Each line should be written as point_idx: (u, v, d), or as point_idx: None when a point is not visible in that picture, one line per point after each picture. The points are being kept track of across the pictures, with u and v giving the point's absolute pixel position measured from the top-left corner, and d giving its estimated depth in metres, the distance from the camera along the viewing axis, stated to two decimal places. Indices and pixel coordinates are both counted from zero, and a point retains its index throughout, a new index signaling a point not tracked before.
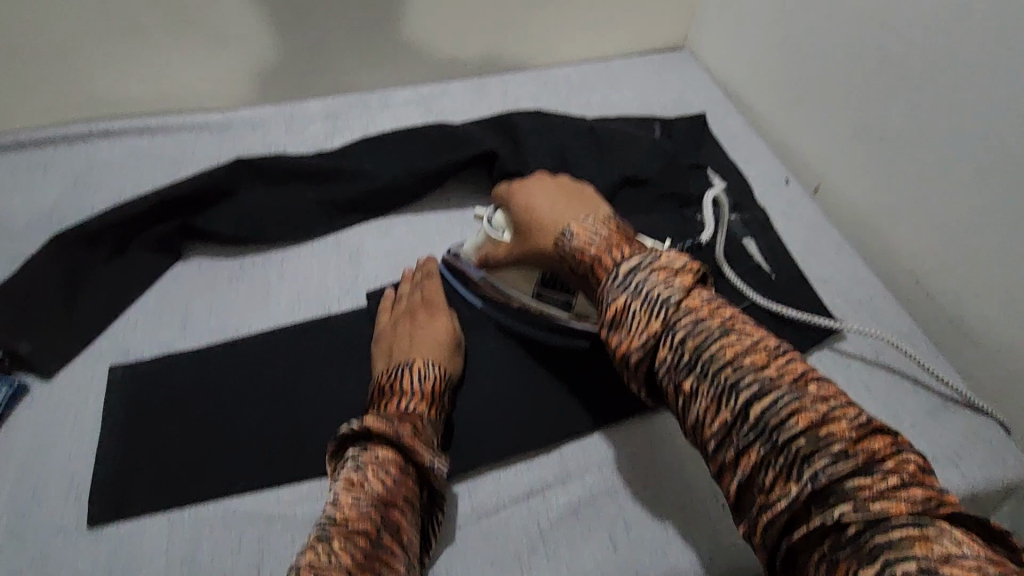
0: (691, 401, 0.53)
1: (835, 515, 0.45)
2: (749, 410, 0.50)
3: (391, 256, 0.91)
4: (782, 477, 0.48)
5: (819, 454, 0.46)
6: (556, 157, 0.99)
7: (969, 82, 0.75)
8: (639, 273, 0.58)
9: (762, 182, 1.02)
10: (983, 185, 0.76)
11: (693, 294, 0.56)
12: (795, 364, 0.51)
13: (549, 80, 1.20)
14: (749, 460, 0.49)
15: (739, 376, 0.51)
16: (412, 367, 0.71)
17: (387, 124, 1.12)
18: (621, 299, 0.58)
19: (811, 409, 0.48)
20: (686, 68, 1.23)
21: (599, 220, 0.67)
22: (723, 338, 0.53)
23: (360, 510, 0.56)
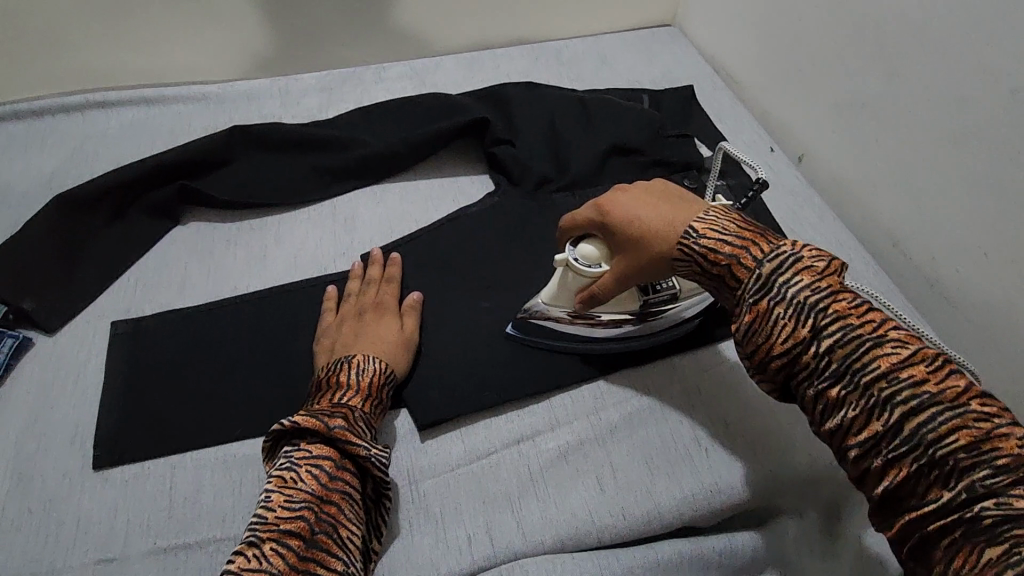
0: (836, 408, 0.52)
1: (978, 514, 0.45)
2: (902, 422, 0.49)
3: (385, 221, 0.93)
4: (935, 485, 0.48)
5: (979, 467, 0.46)
6: (546, 126, 1.01)
7: (943, 45, 0.78)
8: (783, 274, 0.55)
9: (747, 151, 1.05)
10: (954, 146, 0.78)
11: (841, 299, 0.54)
12: (954, 377, 0.50)
13: (540, 54, 1.22)
14: (897, 469, 0.49)
15: (893, 384, 0.50)
16: (350, 362, 0.69)
17: (381, 97, 1.14)
18: (763, 301, 0.55)
19: (973, 425, 0.47)
20: (675, 43, 1.25)
21: (722, 215, 0.62)
22: (875, 348, 0.51)
23: (292, 509, 0.56)
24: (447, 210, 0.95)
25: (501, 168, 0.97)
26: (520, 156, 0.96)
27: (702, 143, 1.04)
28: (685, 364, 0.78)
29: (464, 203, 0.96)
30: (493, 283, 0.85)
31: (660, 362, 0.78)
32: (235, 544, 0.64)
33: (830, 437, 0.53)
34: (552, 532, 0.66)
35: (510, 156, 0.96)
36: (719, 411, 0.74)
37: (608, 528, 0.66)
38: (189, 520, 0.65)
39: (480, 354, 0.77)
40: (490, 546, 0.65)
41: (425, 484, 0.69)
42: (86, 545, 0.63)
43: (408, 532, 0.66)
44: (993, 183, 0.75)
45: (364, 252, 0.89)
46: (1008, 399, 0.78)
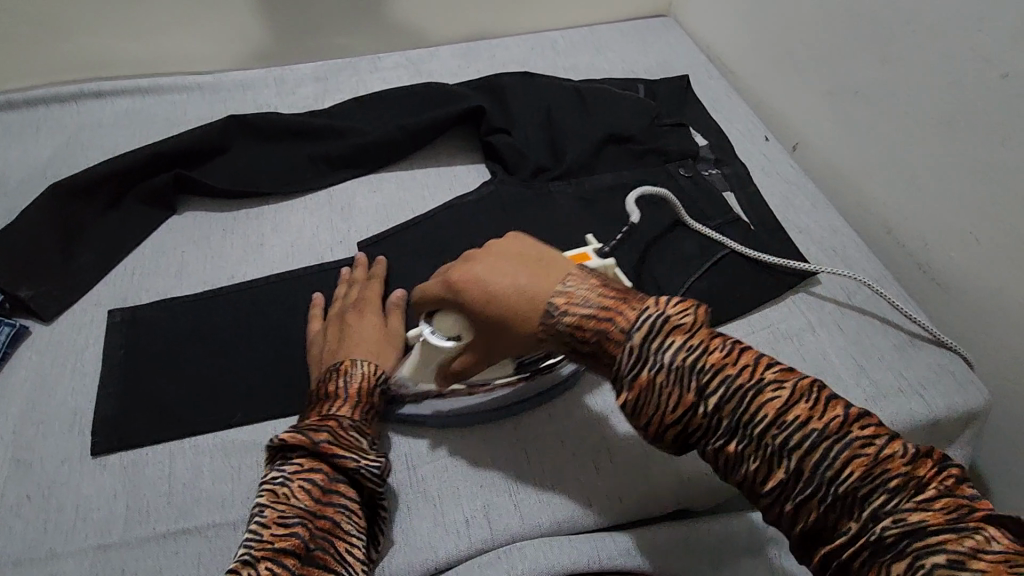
0: (737, 464, 0.47)
1: (880, 535, 0.42)
2: (800, 466, 0.44)
3: (381, 210, 0.93)
4: (844, 517, 0.43)
5: (877, 492, 0.42)
6: (542, 116, 1.01)
7: (936, 32, 0.78)
8: (653, 339, 0.49)
9: (742, 140, 1.05)
10: (947, 132, 0.79)
11: (714, 348, 0.48)
12: (832, 406, 0.45)
13: (536, 44, 1.22)
14: (804, 512, 0.44)
15: (784, 433, 0.45)
16: (338, 368, 0.69)
17: (377, 87, 1.13)
18: (644, 373, 0.49)
19: (862, 452, 0.43)
20: (670, 33, 1.25)
21: (579, 279, 0.54)
22: (758, 395, 0.46)
23: (286, 525, 0.54)
24: (444, 199, 0.95)
25: (497, 157, 0.97)
26: (515, 145, 0.97)
27: (698, 131, 1.04)
28: None
29: (460, 192, 0.96)
30: None
31: None
32: (235, 528, 0.64)
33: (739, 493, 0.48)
34: (549, 514, 0.67)
35: (506, 145, 0.96)
36: None
37: (603, 510, 0.68)
38: (188, 506, 0.65)
39: None
40: (489, 530, 0.65)
41: (423, 469, 0.69)
42: (85, 531, 0.63)
43: (407, 516, 0.66)
44: (985, 170, 0.76)
45: (361, 241, 0.89)
46: (999, 383, 0.80)
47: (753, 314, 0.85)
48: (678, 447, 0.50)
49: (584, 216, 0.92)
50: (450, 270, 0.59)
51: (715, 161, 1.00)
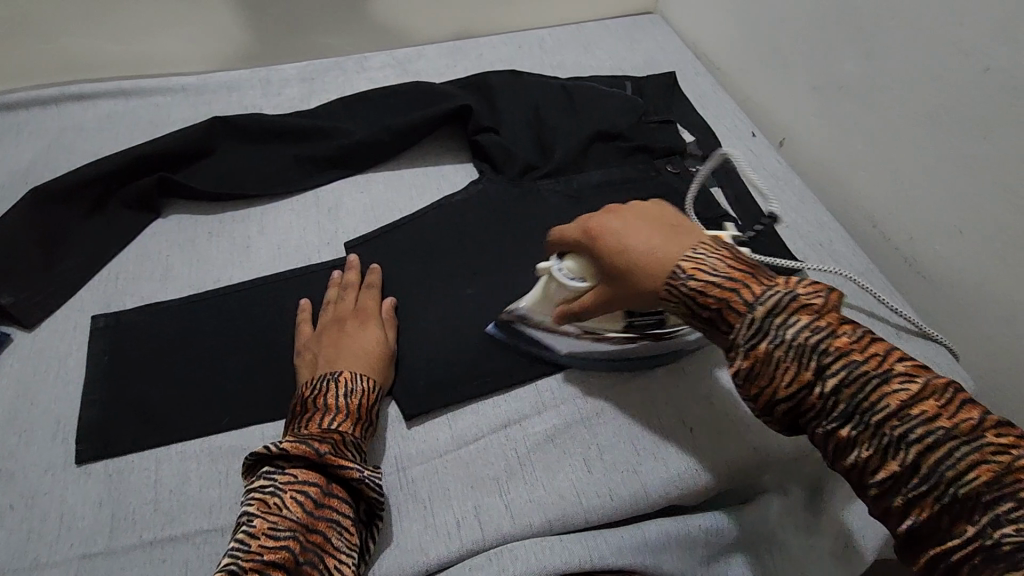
0: (847, 448, 0.52)
1: (997, 541, 0.45)
2: (920, 462, 0.49)
3: (369, 210, 0.93)
4: (958, 520, 0.47)
5: (998, 500, 0.46)
6: (530, 114, 1.01)
7: (918, 25, 0.79)
8: (780, 317, 0.55)
9: (729, 136, 1.05)
10: (930, 125, 0.80)
11: (843, 334, 0.54)
12: (968, 409, 0.49)
13: (523, 42, 1.22)
14: (920, 509, 0.48)
15: (904, 425, 0.50)
16: (337, 381, 0.68)
17: (363, 86, 1.13)
18: (761, 346, 0.55)
19: (991, 459, 0.47)
20: (657, 30, 1.25)
21: (711, 251, 0.61)
22: (882, 385, 0.51)
23: (276, 538, 0.55)
24: (432, 198, 0.95)
25: (485, 156, 0.97)
26: (503, 143, 0.96)
27: (685, 128, 1.04)
28: None
29: (448, 191, 0.96)
30: (480, 270, 0.86)
31: None
32: (222, 534, 0.63)
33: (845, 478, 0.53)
34: (540, 514, 0.66)
35: (493, 143, 0.96)
36: (706, 391, 0.75)
37: (595, 509, 0.67)
38: (175, 512, 0.64)
39: (467, 341, 0.78)
40: (480, 530, 0.65)
41: (413, 470, 0.69)
42: (70, 539, 0.62)
43: (397, 519, 0.66)
44: (968, 163, 0.76)
45: (348, 241, 0.88)
46: (986, 374, 0.80)
47: None
48: (790, 425, 0.57)
49: (573, 214, 0.92)
50: (591, 217, 0.67)
51: (702, 158, 1.00)
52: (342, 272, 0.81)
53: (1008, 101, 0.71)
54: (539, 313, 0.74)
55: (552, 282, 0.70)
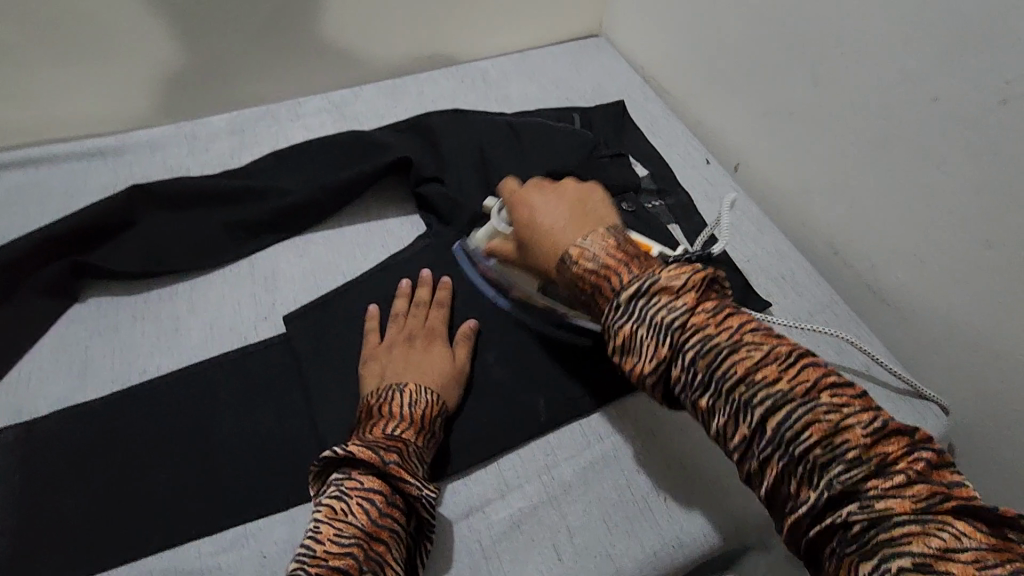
0: (709, 416, 0.54)
1: (849, 520, 0.47)
2: (764, 426, 0.50)
3: (309, 276, 0.86)
4: (802, 485, 0.49)
5: (834, 463, 0.48)
6: (476, 157, 0.96)
7: (862, 53, 0.76)
8: (641, 297, 0.56)
9: (682, 165, 1.02)
10: (881, 152, 0.77)
11: (697, 310, 0.55)
12: (807, 372, 0.51)
13: (466, 76, 1.17)
14: (769, 473, 0.51)
15: (753, 392, 0.51)
16: (404, 392, 0.68)
17: (299, 136, 1.06)
18: (626, 325, 0.57)
19: (824, 421, 0.49)
20: (603, 54, 1.22)
21: (600, 238, 0.62)
22: (733, 355, 0.53)
23: (341, 544, 0.55)
24: (377, 257, 0.89)
25: (430, 207, 0.92)
26: (448, 193, 0.91)
27: (637, 161, 1.01)
28: (634, 407, 0.75)
29: (394, 248, 0.90)
30: None
31: (609, 409, 0.74)
32: None
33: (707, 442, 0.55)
34: None
35: (438, 193, 0.91)
36: (674, 454, 0.71)
37: None
38: None
39: None
40: None
41: None
42: None
43: None
44: (922, 191, 0.74)
45: (287, 314, 0.82)
46: (958, 405, 0.78)
47: None
48: (661, 392, 0.58)
49: None
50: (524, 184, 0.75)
51: (657, 191, 0.97)
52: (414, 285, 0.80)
53: (958, 130, 0.68)
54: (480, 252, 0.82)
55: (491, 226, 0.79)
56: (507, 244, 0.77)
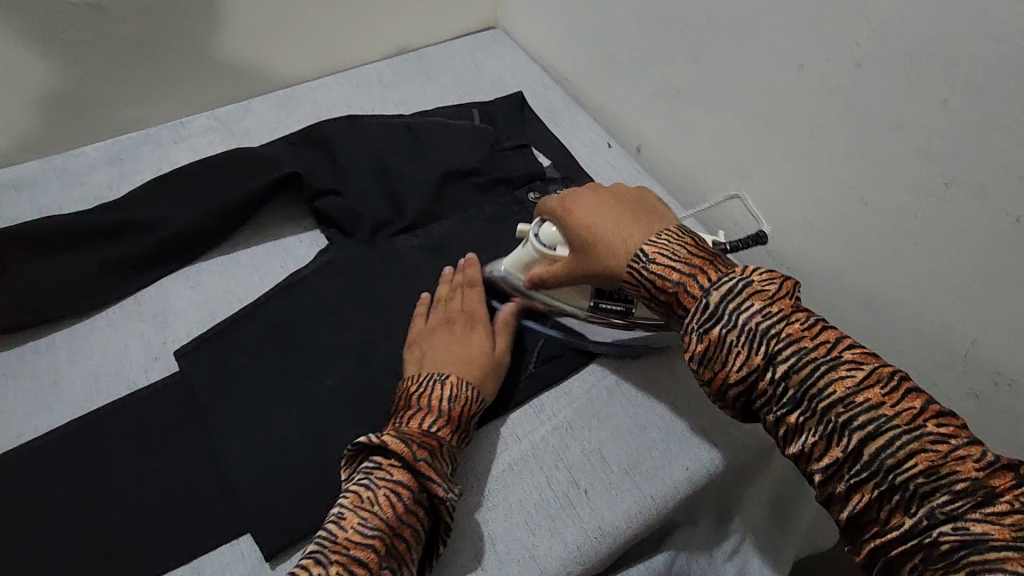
0: (796, 435, 0.51)
1: (943, 545, 0.44)
2: (862, 449, 0.47)
3: (202, 307, 0.81)
4: (895, 510, 0.46)
5: (932, 489, 0.45)
6: (373, 163, 0.92)
7: (733, 29, 0.77)
8: (736, 300, 0.54)
9: (584, 152, 1.02)
10: (764, 122, 0.78)
11: (795, 322, 0.52)
12: (908, 392, 0.48)
13: (360, 80, 1.13)
14: (859, 496, 0.47)
15: (847, 409, 0.48)
16: (444, 383, 0.67)
17: (183, 159, 1.00)
18: (715, 330, 0.54)
19: (928, 446, 0.46)
20: (500, 46, 1.20)
21: (674, 237, 0.61)
22: (830, 371, 0.50)
23: (364, 535, 0.54)
24: (276, 279, 0.85)
25: (328, 220, 0.88)
26: (344, 204, 0.87)
27: (540, 151, 1.00)
28: (550, 402, 0.74)
29: (294, 268, 0.86)
30: (338, 355, 0.77)
31: (524, 406, 0.73)
32: None
33: (793, 463, 0.52)
34: None
35: (334, 206, 0.87)
36: (593, 444, 0.70)
37: None
38: None
39: (328, 441, 0.70)
40: None
41: None
42: None
43: None
44: (803, 157, 0.76)
45: (178, 351, 0.76)
46: None
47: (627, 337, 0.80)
48: (748, 410, 0.55)
49: (433, 270, 0.84)
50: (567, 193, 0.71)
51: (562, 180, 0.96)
52: (455, 270, 0.79)
53: (825, 97, 0.70)
54: (515, 280, 0.76)
55: (529, 249, 0.73)
56: (547, 266, 0.71)
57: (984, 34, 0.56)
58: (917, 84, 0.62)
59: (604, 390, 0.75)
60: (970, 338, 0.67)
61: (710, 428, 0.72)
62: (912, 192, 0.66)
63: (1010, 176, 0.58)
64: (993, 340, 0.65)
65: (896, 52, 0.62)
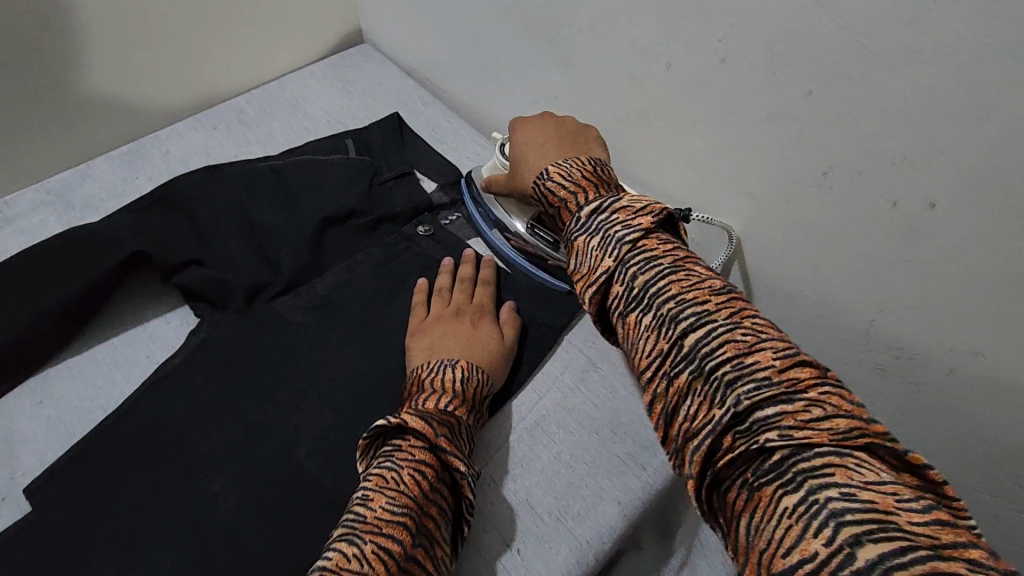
0: (631, 337, 0.45)
1: (758, 443, 0.37)
2: (685, 342, 0.42)
3: (55, 424, 0.70)
4: (707, 405, 0.40)
5: (745, 381, 0.39)
6: (237, 220, 0.82)
7: (597, 32, 0.73)
8: (600, 213, 0.50)
9: (473, 170, 0.96)
10: (646, 123, 0.75)
11: (651, 236, 0.48)
12: (739, 301, 0.44)
13: (216, 121, 1.01)
14: (677, 392, 0.42)
15: (679, 306, 0.43)
16: (455, 366, 0.67)
17: (12, 245, 0.86)
18: (582, 238, 0.50)
19: (742, 339, 0.41)
20: (369, 62, 1.11)
21: (578, 163, 0.57)
22: (669, 275, 0.45)
23: (393, 513, 0.50)
24: (141, 373, 0.74)
25: (193, 295, 0.78)
26: (209, 274, 0.77)
27: (425, 175, 0.93)
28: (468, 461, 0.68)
29: (162, 356, 0.76)
30: (226, 452, 0.68)
31: None
32: None
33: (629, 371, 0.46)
34: None
35: (196, 279, 0.77)
36: (520, 495, 0.66)
37: None
38: None
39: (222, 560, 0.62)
40: None
41: None
42: None
43: None
44: (689, 155, 0.73)
45: (28, 486, 0.65)
46: None
47: (539, 370, 0.76)
48: (600, 321, 0.50)
49: (323, 333, 0.76)
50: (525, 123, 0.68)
51: (452, 204, 0.90)
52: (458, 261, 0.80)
53: (698, 94, 0.67)
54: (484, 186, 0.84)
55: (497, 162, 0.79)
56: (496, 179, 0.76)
57: (831, 26, 0.54)
58: (780, 77, 0.60)
59: (525, 432, 0.70)
60: (867, 316, 0.67)
61: (637, 454, 0.69)
62: (794, 182, 0.65)
63: (880, 162, 0.57)
64: (890, 318, 0.65)
65: (756, 47, 0.60)
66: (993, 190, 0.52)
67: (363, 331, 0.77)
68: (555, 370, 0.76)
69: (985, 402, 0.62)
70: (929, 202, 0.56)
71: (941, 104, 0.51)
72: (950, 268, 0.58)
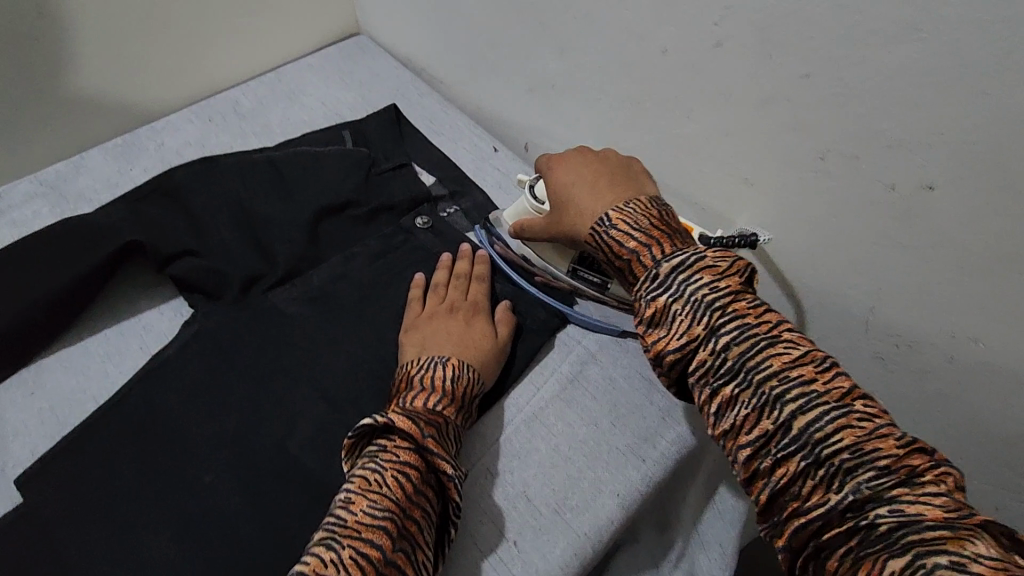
0: (727, 410, 0.45)
1: (872, 522, 0.38)
2: (792, 423, 0.42)
3: (47, 415, 0.70)
4: (818, 487, 0.41)
5: (862, 468, 0.40)
6: (232, 211, 0.81)
7: (593, 19, 0.72)
8: (681, 271, 0.49)
9: (470, 161, 0.95)
10: (643, 111, 0.74)
11: (740, 298, 0.48)
12: (842, 375, 0.44)
13: (212, 112, 1.00)
14: (782, 471, 0.42)
15: (783, 382, 0.43)
16: (445, 364, 0.66)
17: (5, 236, 0.85)
18: (660, 298, 0.49)
19: (857, 424, 0.41)
20: (366, 53, 1.10)
21: (642, 207, 0.57)
22: (768, 347, 0.45)
23: (374, 516, 0.49)
24: (134, 364, 0.74)
25: (187, 286, 0.77)
26: (202, 265, 0.76)
27: (422, 167, 0.92)
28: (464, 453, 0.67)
29: (155, 347, 0.75)
30: (219, 443, 0.67)
31: None
32: None
33: (719, 440, 0.46)
34: None
35: (190, 269, 0.76)
36: (517, 486, 0.65)
37: None
38: None
39: (216, 551, 0.61)
40: None
41: None
42: None
43: None
44: (687, 143, 0.72)
45: (18, 477, 0.65)
46: None
47: (536, 364, 0.75)
48: (678, 381, 0.50)
49: (318, 323, 0.76)
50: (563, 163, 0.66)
51: (450, 196, 0.90)
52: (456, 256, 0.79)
53: (695, 81, 0.67)
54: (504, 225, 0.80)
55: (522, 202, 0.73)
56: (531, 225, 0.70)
57: (827, 7, 0.54)
58: (777, 61, 0.59)
59: (522, 425, 0.70)
60: (866, 304, 0.66)
61: (635, 446, 0.68)
62: (793, 169, 0.64)
63: (878, 144, 0.57)
64: (890, 306, 0.64)
65: (753, 31, 0.59)
66: (992, 172, 0.51)
67: (359, 323, 0.76)
68: (553, 363, 0.75)
69: (985, 388, 0.62)
70: (925, 183, 0.55)
71: (938, 86, 0.51)
72: (949, 254, 0.57)
